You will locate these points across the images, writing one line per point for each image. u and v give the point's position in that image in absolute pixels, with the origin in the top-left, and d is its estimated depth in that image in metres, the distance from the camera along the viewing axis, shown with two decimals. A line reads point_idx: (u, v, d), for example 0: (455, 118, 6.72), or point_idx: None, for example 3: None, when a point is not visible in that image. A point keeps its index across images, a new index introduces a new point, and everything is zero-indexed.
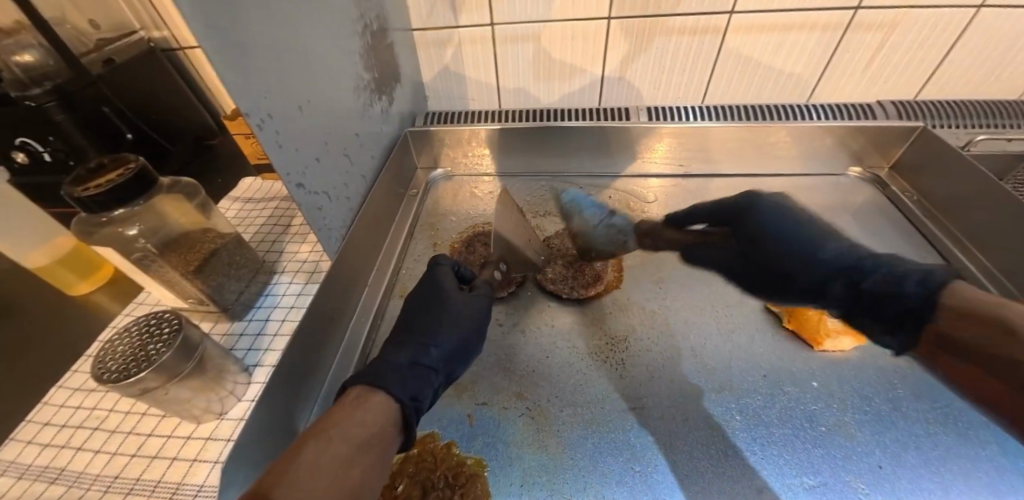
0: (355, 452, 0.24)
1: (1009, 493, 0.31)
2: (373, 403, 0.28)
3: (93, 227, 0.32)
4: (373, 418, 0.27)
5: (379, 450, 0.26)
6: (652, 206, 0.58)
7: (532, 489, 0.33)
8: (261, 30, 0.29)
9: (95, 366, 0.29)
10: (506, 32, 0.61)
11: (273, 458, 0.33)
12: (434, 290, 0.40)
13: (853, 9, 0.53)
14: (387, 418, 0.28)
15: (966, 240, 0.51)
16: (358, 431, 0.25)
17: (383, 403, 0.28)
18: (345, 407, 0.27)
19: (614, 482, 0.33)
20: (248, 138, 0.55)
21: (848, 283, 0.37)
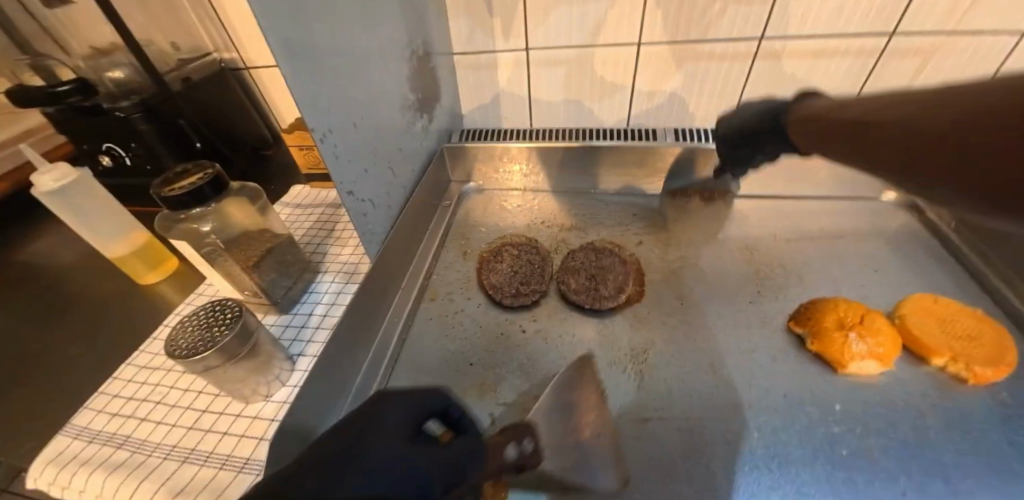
0: None
1: None
2: None
3: (171, 222, 0.37)
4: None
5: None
6: (679, 226, 0.58)
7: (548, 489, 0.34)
8: (329, 58, 0.34)
9: (168, 343, 0.32)
10: (540, 57, 0.65)
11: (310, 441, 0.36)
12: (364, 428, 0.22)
13: (887, 36, 0.54)
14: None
15: None
16: None
17: None
18: None
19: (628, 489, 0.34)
20: (302, 150, 0.61)
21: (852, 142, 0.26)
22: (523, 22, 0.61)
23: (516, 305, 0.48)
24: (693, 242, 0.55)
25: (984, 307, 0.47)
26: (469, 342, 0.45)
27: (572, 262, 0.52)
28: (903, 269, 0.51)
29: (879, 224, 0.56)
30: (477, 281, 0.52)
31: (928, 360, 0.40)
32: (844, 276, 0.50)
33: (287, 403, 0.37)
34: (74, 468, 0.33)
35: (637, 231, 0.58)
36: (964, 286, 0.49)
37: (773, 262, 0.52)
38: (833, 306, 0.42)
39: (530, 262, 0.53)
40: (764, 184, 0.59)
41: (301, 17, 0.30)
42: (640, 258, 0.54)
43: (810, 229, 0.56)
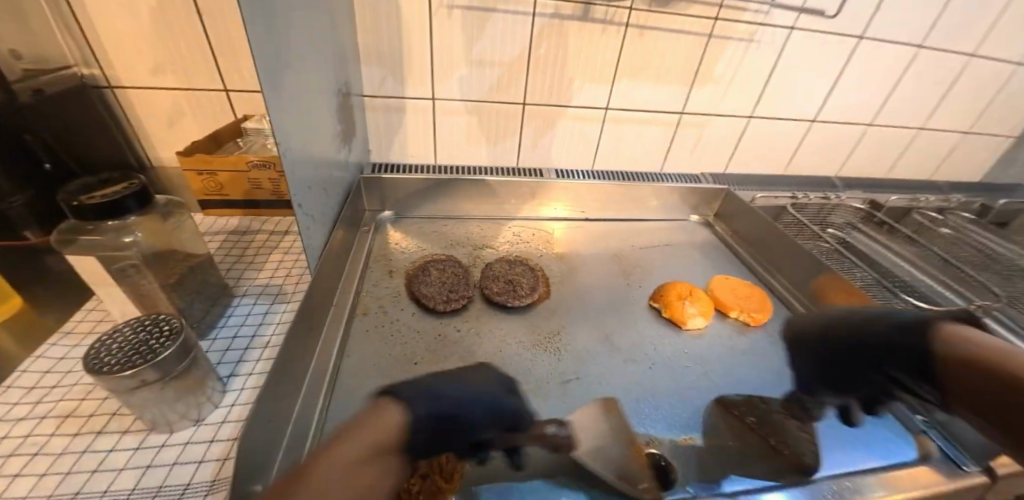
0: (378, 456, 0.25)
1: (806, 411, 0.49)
2: (384, 416, 0.28)
3: (83, 235, 0.35)
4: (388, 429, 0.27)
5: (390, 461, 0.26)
6: (566, 242, 0.73)
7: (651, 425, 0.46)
8: (288, 88, 0.39)
9: (89, 360, 0.30)
10: (445, 106, 0.76)
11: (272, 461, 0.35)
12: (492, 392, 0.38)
13: (679, 114, 0.83)
14: (399, 432, 0.28)
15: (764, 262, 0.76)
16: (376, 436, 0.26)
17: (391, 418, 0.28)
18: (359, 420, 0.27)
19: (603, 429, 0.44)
20: (198, 175, 0.56)
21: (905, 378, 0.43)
22: (431, 76, 0.72)
23: (448, 310, 0.54)
24: (579, 254, 0.71)
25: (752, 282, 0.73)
26: (411, 346, 0.49)
27: (490, 271, 0.61)
28: (707, 263, 0.75)
29: (690, 236, 0.82)
30: (408, 294, 0.56)
31: (727, 314, 0.61)
32: (675, 271, 0.71)
33: (227, 422, 0.36)
34: None
35: (535, 246, 0.71)
36: (739, 270, 0.75)
37: (634, 264, 0.70)
38: (673, 285, 0.61)
39: (456, 274, 0.60)
40: (616, 208, 0.82)
41: (272, 53, 0.35)
42: (542, 266, 0.67)
43: (651, 241, 0.78)
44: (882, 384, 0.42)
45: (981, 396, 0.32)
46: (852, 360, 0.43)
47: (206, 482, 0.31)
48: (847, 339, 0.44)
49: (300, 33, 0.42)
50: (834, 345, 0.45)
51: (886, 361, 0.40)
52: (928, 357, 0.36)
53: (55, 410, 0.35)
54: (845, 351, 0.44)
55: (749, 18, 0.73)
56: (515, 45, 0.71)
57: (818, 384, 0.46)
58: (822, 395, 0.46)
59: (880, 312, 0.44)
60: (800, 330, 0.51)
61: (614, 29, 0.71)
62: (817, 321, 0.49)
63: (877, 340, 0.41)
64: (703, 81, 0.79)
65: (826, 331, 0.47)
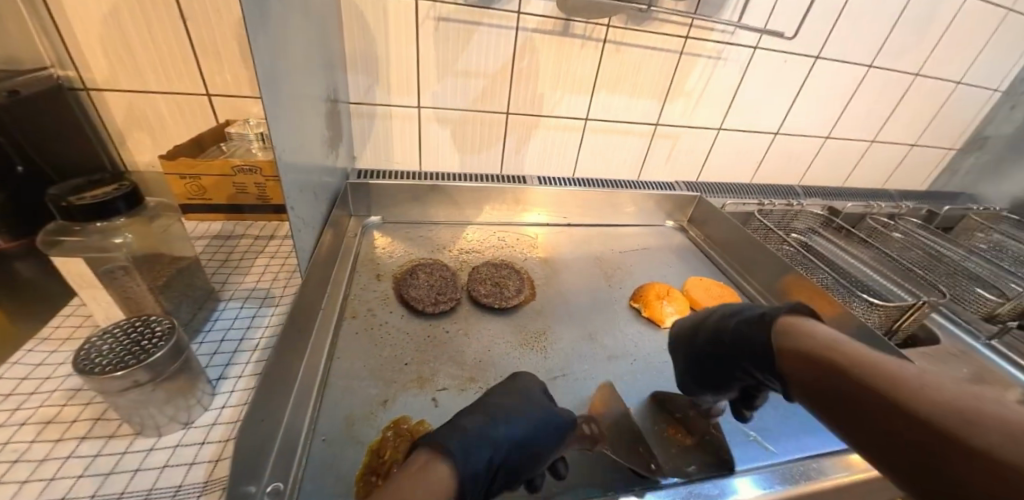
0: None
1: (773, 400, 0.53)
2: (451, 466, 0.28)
3: (70, 238, 0.35)
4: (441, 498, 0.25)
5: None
6: (550, 246, 0.76)
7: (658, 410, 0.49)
8: (281, 95, 0.40)
9: (79, 362, 0.30)
10: (431, 114, 0.78)
11: (266, 463, 0.35)
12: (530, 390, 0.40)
13: (654, 125, 0.88)
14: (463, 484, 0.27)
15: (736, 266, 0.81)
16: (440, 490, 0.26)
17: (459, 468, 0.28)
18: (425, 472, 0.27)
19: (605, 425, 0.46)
20: (181, 179, 0.55)
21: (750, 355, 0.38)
22: (417, 85, 0.74)
23: (437, 311, 0.55)
24: (562, 258, 0.73)
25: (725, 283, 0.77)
26: (401, 347, 0.50)
27: (477, 274, 0.63)
28: (683, 266, 0.79)
29: (667, 240, 0.86)
30: (396, 296, 0.57)
31: None
32: (652, 273, 0.75)
33: (217, 424, 0.36)
34: None
35: (520, 250, 0.73)
36: (713, 272, 0.80)
37: (614, 267, 0.74)
38: (651, 286, 0.65)
39: (444, 277, 0.61)
40: (596, 214, 0.85)
41: (266, 60, 0.36)
42: (527, 269, 0.69)
43: (630, 245, 0.82)
44: (746, 380, 0.40)
45: (829, 399, 0.30)
46: (719, 357, 0.42)
47: (200, 483, 0.31)
48: (713, 338, 0.43)
49: (292, 43, 0.43)
50: (706, 344, 0.44)
51: (744, 360, 0.39)
52: (776, 356, 0.35)
53: (35, 416, 0.35)
54: (712, 350, 0.43)
55: (716, 37, 0.78)
56: (498, 57, 0.74)
57: (698, 384, 0.45)
58: (701, 393, 0.46)
59: (739, 306, 0.44)
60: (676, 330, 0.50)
61: (593, 44, 0.75)
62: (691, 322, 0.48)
63: (734, 337, 0.40)
64: (675, 95, 0.84)
65: (699, 332, 0.45)
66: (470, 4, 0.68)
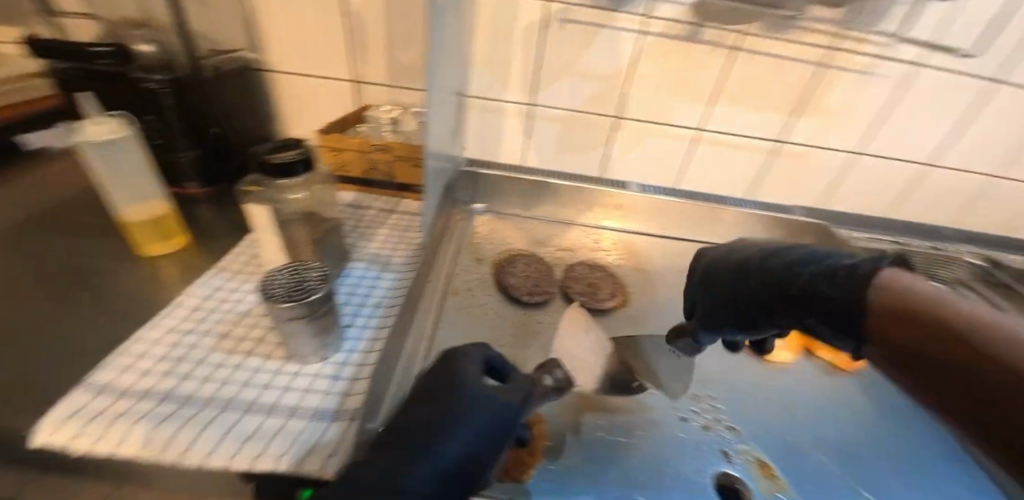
0: None
1: (904, 468, 0.46)
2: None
3: (257, 189, 0.43)
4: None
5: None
6: (645, 255, 0.73)
7: (760, 445, 0.45)
8: (434, 87, 0.45)
9: (263, 290, 0.36)
10: (542, 113, 0.80)
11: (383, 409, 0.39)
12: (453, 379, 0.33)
13: (777, 142, 0.81)
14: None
15: None
16: None
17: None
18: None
19: (703, 451, 0.43)
20: (329, 151, 0.63)
21: (792, 293, 0.31)
22: (535, 84, 0.77)
23: (532, 302, 0.56)
24: (658, 269, 0.70)
25: None
26: (497, 330, 0.52)
27: (573, 272, 0.63)
28: None
29: None
30: (495, 281, 0.60)
31: (815, 353, 0.58)
32: None
33: (346, 365, 0.41)
34: (108, 421, 0.33)
35: (615, 256, 0.71)
36: None
37: None
38: None
39: (539, 270, 0.62)
40: (698, 230, 0.80)
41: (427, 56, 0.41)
42: (621, 276, 0.67)
43: None
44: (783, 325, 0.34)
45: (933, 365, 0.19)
46: (755, 294, 0.35)
47: (332, 412, 0.36)
48: (757, 279, 0.35)
49: (445, 39, 0.48)
50: (741, 285, 0.37)
51: (771, 308, 0.34)
52: (863, 316, 0.24)
53: (215, 329, 0.43)
54: (751, 295, 0.36)
55: (870, 50, 0.69)
56: (618, 61, 0.73)
57: (719, 319, 0.41)
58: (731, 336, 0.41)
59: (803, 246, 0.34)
60: (708, 272, 0.42)
61: (720, 52, 0.71)
62: (732, 260, 0.40)
63: (781, 285, 0.33)
64: (809, 111, 0.76)
65: (738, 276, 0.38)
66: (599, 7, 0.68)
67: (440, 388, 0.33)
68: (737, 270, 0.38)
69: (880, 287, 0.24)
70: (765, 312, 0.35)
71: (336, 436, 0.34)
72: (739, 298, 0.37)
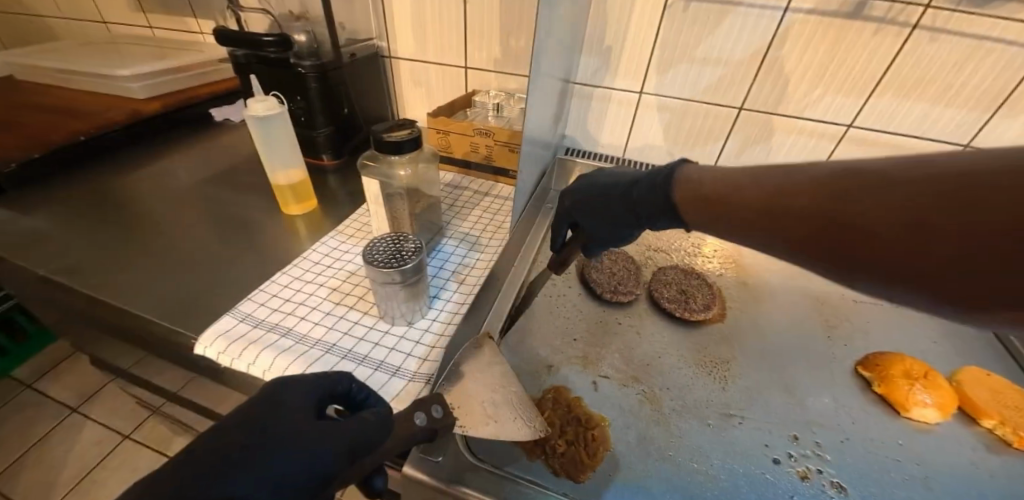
0: None
1: None
2: None
3: (373, 163, 0.48)
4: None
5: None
6: (753, 267, 0.64)
7: None
8: (540, 71, 0.44)
9: (367, 253, 0.41)
10: (650, 101, 0.75)
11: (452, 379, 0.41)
12: (301, 405, 0.28)
13: (960, 146, 0.64)
14: None
15: None
16: None
17: None
18: None
19: None
20: (436, 133, 0.68)
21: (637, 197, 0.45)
22: (646, 69, 0.71)
23: (613, 300, 0.54)
24: (769, 286, 0.61)
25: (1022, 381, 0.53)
26: (572, 322, 0.52)
27: (663, 276, 0.58)
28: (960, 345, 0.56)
29: None
30: (578, 274, 0.58)
31: (978, 421, 0.45)
32: (904, 338, 0.55)
33: (427, 332, 0.44)
34: (245, 344, 0.41)
35: (716, 263, 0.64)
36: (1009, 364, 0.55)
37: (842, 316, 0.57)
38: (900, 358, 0.48)
39: (627, 269, 0.59)
40: None
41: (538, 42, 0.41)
42: (720, 286, 0.60)
43: None
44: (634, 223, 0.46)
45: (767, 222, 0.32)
46: (619, 203, 0.47)
47: (410, 372, 0.40)
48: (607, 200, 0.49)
49: (558, 21, 0.46)
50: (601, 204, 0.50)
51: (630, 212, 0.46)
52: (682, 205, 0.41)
53: (327, 282, 0.50)
54: (613, 204, 0.48)
55: None
56: (749, 44, 0.64)
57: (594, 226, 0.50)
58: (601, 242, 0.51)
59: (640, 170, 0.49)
60: (574, 200, 0.53)
61: (892, 30, 0.57)
62: (593, 185, 0.52)
63: (622, 197, 0.47)
64: (1019, 108, 0.58)
65: (604, 191, 0.50)
66: None
67: (259, 413, 0.27)
68: (593, 193, 0.51)
69: (678, 185, 0.41)
70: (624, 215, 0.47)
71: (411, 395, 0.37)
72: (609, 208, 0.49)
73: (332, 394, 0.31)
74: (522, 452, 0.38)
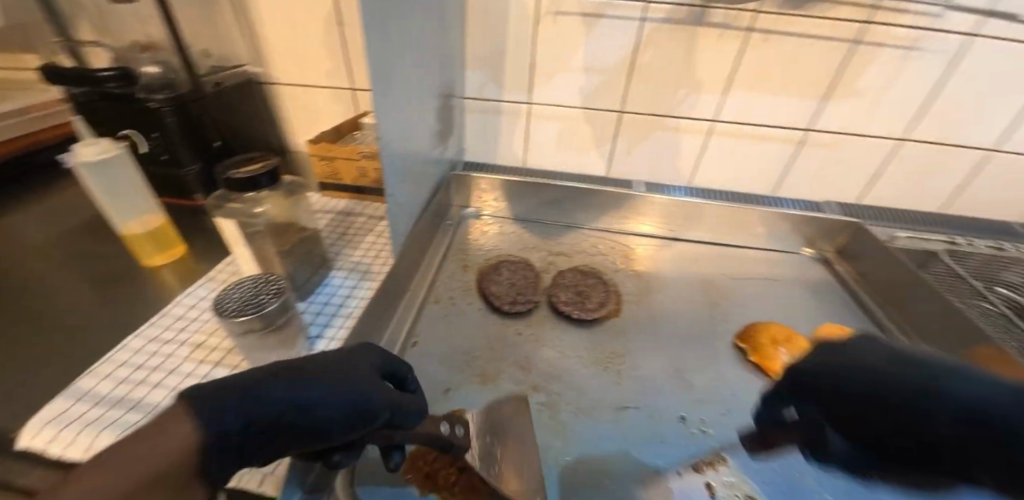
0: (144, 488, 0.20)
1: None
2: (166, 436, 0.22)
3: (229, 202, 0.44)
4: (177, 454, 0.22)
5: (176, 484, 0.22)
6: (646, 260, 0.68)
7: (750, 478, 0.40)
8: (397, 90, 0.44)
9: (217, 303, 0.37)
10: (539, 111, 0.77)
11: None
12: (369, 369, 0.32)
13: (804, 131, 0.73)
14: (174, 462, 0.21)
15: (898, 322, 0.61)
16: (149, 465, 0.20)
17: (172, 441, 0.22)
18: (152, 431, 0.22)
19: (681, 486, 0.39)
20: (320, 160, 0.65)
21: None
22: (530, 81, 0.74)
23: (512, 311, 0.54)
24: (660, 276, 0.65)
25: (866, 328, 0.61)
26: (472, 341, 0.51)
27: (561, 280, 0.60)
28: (819, 307, 0.64)
29: (802, 272, 0.70)
30: (478, 289, 0.58)
31: None
32: (773, 308, 0.61)
33: None
34: (80, 427, 0.35)
35: (613, 260, 0.67)
36: (856, 316, 0.63)
37: (722, 295, 0.62)
38: (767, 327, 0.53)
39: (526, 278, 0.60)
40: (709, 230, 0.74)
41: (386, 62, 0.40)
42: (617, 283, 0.63)
43: (749, 271, 0.69)
44: None
45: None
46: None
47: None
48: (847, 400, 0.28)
49: (413, 40, 0.47)
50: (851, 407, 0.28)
51: None
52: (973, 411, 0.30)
53: (190, 339, 0.45)
54: None
55: (910, 21, 0.60)
56: (619, 52, 0.69)
57: None
58: None
59: None
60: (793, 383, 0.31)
61: (734, 34, 0.64)
62: (821, 361, 0.30)
63: None
64: (841, 95, 0.68)
65: None
66: None
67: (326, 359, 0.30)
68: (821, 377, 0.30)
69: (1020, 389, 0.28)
70: None
71: None
72: None
73: (388, 374, 0.35)
74: (413, 489, 0.36)
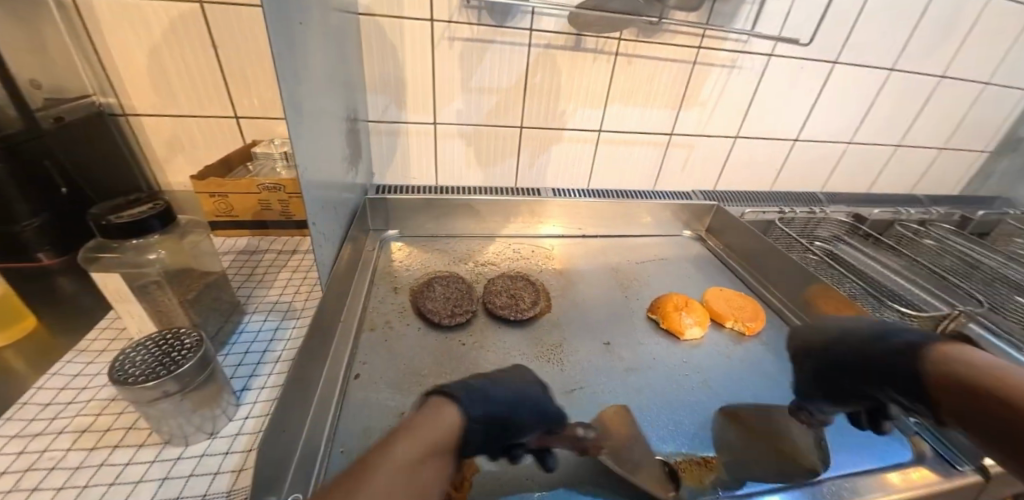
0: (430, 454, 0.25)
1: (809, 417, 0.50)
2: (443, 415, 0.28)
3: (109, 254, 0.37)
4: (443, 430, 0.27)
5: (444, 462, 0.26)
6: (563, 258, 0.75)
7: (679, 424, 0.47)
8: (308, 113, 0.43)
9: (114, 371, 0.31)
10: (444, 130, 0.80)
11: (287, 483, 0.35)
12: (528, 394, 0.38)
13: (668, 135, 0.88)
14: (451, 435, 0.27)
15: (756, 277, 0.77)
16: (434, 435, 0.26)
17: (449, 417, 0.28)
18: (421, 416, 0.27)
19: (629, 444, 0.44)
20: (211, 197, 0.58)
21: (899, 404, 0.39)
22: (433, 102, 0.76)
23: (452, 323, 0.56)
24: (577, 269, 0.73)
25: (737, 286, 0.76)
26: (418, 360, 0.51)
27: (492, 286, 0.63)
28: (701, 275, 0.77)
29: (685, 250, 0.85)
30: (413, 309, 0.58)
31: (724, 324, 0.63)
32: (670, 283, 0.73)
33: (240, 435, 0.36)
34: None
35: (535, 262, 0.73)
36: (728, 277, 0.78)
37: (630, 278, 0.72)
38: (669, 297, 0.63)
39: (459, 290, 0.61)
40: (610, 225, 0.85)
41: (296, 86, 0.40)
42: (543, 281, 0.68)
43: (647, 255, 0.81)
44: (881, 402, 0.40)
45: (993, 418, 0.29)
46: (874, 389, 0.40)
47: (223, 490, 0.32)
48: None
49: (318, 66, 0.47)
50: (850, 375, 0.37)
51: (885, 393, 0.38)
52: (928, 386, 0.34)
53: (71, 424, 0.36)
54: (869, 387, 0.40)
55: (727, 46, 0.78)
56: (512, 74, 0.75)
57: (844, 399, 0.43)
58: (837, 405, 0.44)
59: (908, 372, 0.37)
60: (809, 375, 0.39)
61: (604, 58, 0.76)
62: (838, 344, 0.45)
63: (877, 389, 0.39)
64: (690, 104, 0.84)
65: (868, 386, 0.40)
66: (484, 23, 0.70)
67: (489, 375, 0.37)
68: None
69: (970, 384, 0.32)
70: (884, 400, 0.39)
71: None
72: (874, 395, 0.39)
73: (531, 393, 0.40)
74: None
